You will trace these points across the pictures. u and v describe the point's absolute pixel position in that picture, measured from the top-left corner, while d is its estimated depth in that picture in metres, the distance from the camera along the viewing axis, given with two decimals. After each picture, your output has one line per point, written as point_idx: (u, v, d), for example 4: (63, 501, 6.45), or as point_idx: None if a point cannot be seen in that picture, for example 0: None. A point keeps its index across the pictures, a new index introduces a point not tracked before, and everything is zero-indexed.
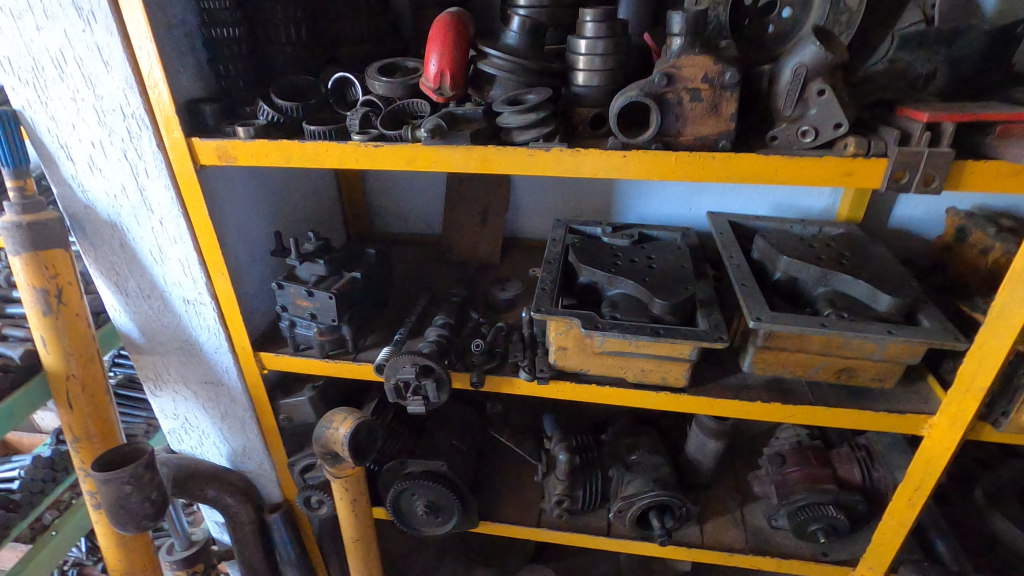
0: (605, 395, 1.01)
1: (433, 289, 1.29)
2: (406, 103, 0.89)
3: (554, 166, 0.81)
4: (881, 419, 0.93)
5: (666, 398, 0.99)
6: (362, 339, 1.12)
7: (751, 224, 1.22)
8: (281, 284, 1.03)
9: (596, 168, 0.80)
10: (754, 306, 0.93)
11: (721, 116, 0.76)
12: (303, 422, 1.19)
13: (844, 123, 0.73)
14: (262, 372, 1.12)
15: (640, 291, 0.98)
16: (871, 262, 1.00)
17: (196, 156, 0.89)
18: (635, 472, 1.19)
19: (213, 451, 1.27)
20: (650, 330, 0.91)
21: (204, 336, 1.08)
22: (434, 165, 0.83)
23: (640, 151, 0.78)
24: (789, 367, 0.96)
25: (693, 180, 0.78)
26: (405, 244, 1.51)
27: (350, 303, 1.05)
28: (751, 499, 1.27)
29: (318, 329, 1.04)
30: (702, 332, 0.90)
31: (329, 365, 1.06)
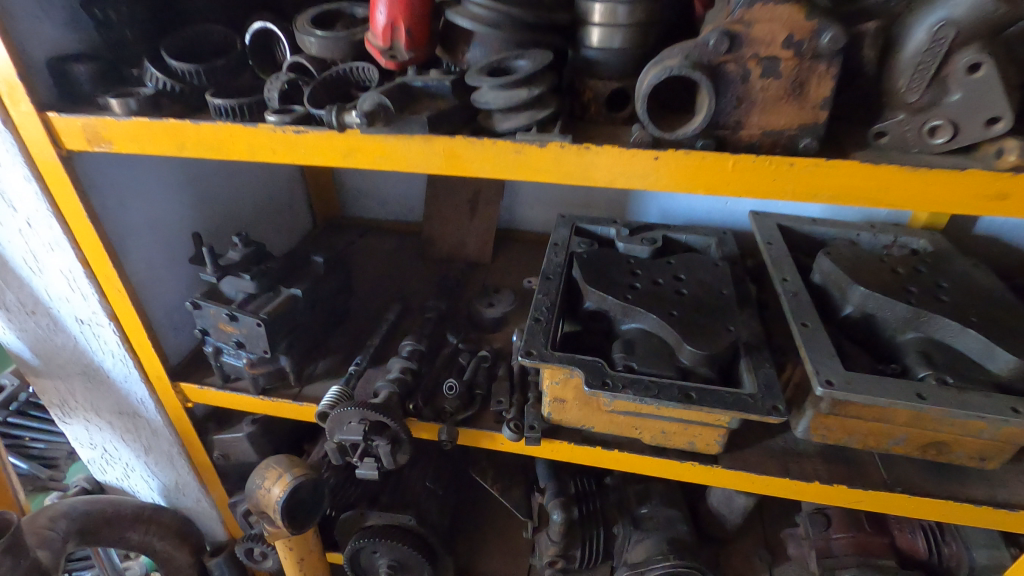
0: (613, 459, 0.78)
1: (406, 298, 1.05)
2: (348, 67, 0.64)
3: (551, 169, 0.55)
4: (981, 512, 0.70)
5: (693, 468, 0.76)
6: (308, 367, 0.89)
7: (807, 230, 0.96)
8: (197, 304, 0.80)
9: (612, 173, 0.54)
10: (821, 361, 0.68)
11: (807, 101, 0.50)
12: (241, 460, 0.97)
13: (1004, 119, 0.46)
14: (187, 405, 0.90)
15: (665, 331, 0.73)
16: (978, 297, 0.74)
17: (57, 137, 0.64)
18: (645, 531, 0.97)
19: (141, 485, 1.06)
20: (677, 390, 0.67)
21: (109, 363, 0.86)
22: (382, 162, 0.58)
23: (678, 151, 0.52)
24: (860, 436, 0.72)
25: (754, 196, 0.53)
26: (380, 234, 1.27)
27: (288, 328, 0.82)
28: (784, 560, 1.05)
29: (247, 361, 0.81)
30: (750, 398, 0.66)
31: (265, 404, 0.85)
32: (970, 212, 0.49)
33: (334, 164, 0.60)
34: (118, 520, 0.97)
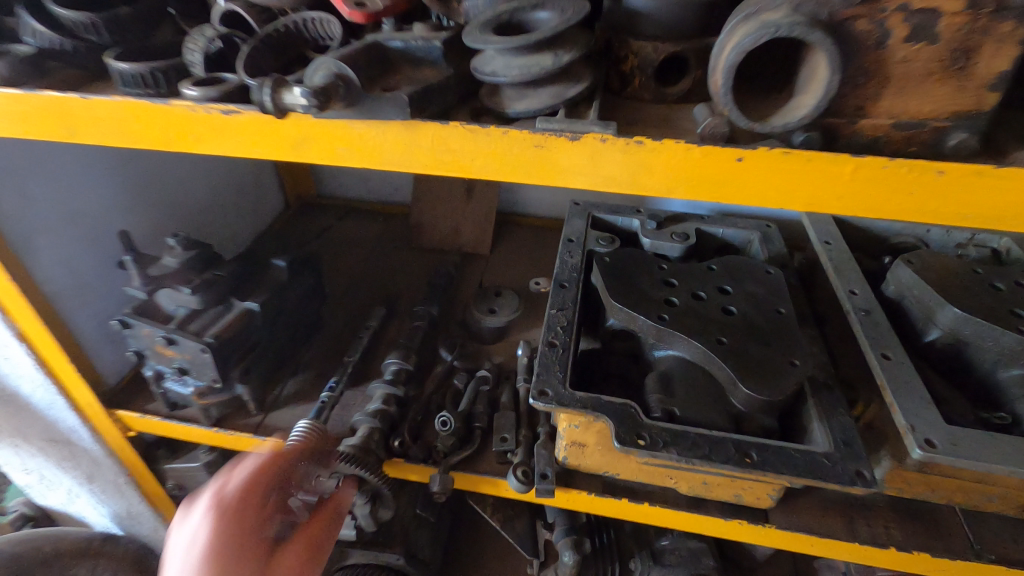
0: (640, 512, 0.64)
1: (391, 299, 0.89)
2: (300, 20, 0.47)
3: (584, 171, 0.39)
4: None
5: (738, 525, 0.63)
6: (272, 390, 0.74)
7: (868, 224, 0.80)
8: (126, 323, 0.63)
9: (671, 179, 0.38)
10: (912, 408, 0.54)
11: (970, 78, 0.34)
12: (200, 491, 0.83)
13: None
14: (128, 434, 0.75)
15: (714, 365, 0.58)
16: None
17: None
18: (666, 568, 0.86)
19: (90, 511, 0.93)
20: (732, 448, 0.53)
21: (29, 389, 0.71)
22: (345, 158, 0.42)
23: (772, 150, 0.36)
24: (946, 493, 0.59)
25: (878, 215, 0.37)
26: (363, 217, 1.10)
27: (244, 350, 0.67)
28: None
29: (195, 390, 0.66)
30: (825, 461, 0.51)
31: (222, 438, 0.69)
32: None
33: (279, 157, 0.43)
34: (59, 558, 0.84)
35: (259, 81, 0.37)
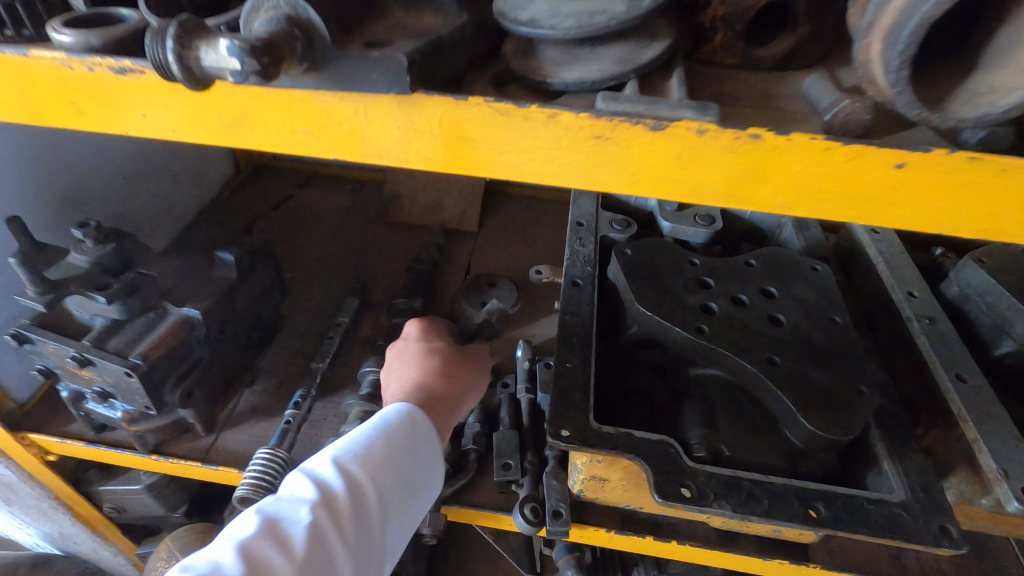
0: (663, 549, 0.56)
1: (366, 286, 0.76)
2: None
3: (666, 175, 0.27)
4: None
5: (773, 564, 0.55)
6: (222, 408, 0.61)
7: None
8: (23, 337, 0.50)
9: (789, 190, 0.26)
10: (996, 446, 0.45)
11: None
12: (144, 513, 0.71)
13: None
14: (47, 458, 0.62)
15: (770, 392, 0.48)
16: None
17: None
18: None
19: (16, 531, 0.80)
20: (797, 500, 0.43)
21: None
22: (307, 146, 0.28)
23: (954, 154, 0.24)
24: (1011, 527, 0.52)
25: None
26: (329, 184, 0.95)
27: (183, 365, 0.54)
28: None
29: (124, 416, 0.54)
30: (906, 515, 0.43)
31: (162, 467, 0.57)
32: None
33: (214, 141, 0.29)
34: None
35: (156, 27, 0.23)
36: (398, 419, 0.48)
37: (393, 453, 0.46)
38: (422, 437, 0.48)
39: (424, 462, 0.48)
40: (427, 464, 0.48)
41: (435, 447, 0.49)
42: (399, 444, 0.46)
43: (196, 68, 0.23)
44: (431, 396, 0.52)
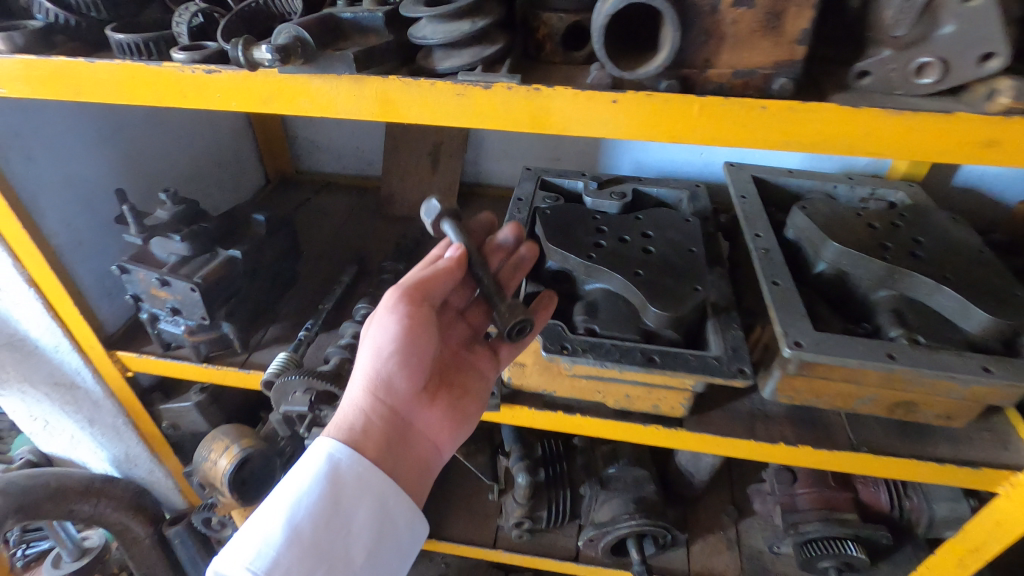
0: (575, 425, 0.75)
1: (363, 258, 0.99)
2: None
3: (499, 115, 0.49)
4: (945, 472, 0.69)
5: (656, 432, 0.74)
6: (254, 335, 0.83)
7: (783, 182, 0.91)
8: (124, 268, 0.73)
9: (564, 120, 0.49)
10: (789, 322, 0.65)
11: (784, 35, 0.44)
12: (192, 430, 0.92)
13: (999, 55, 0.42)
14: (126, 375, 0.84)
15: (631, 292, 0.68)
16: (956, 253, 0.71)
17: None
18: (611, 491, 0.98)
19: (91, 457, 1.02)
20: (641, 355, 0.64)
21: (36, 331, 0.80)
22: (307, 108, 0.51)
23: (639, 93, 0.46)
24: (828, 398, 0.70)
25: (718, 144, 0.48)
26: (338, 190, 1.19)
27: (228, 293, 0.76)
28: (748, 515, 1.07)
29: (185, 328, 0.76)
30: (716, 361, 0.63)
31: (210, 373, 0.79)
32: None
33: (252, 108, 0.52)
34: (64, 495, 0.93)
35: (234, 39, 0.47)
36: (323, 481, 0.58)
37: (321, 521, 0.57)
38: (347, 485, 0.58)
39: (363, 505, 0.59)
40: (366, 501, 0.59)
41: (374, 478, 0.60)
42: (322, 511, 0.57)
43: (248, 58, 0.46)
44: (355, 380, 0.61)
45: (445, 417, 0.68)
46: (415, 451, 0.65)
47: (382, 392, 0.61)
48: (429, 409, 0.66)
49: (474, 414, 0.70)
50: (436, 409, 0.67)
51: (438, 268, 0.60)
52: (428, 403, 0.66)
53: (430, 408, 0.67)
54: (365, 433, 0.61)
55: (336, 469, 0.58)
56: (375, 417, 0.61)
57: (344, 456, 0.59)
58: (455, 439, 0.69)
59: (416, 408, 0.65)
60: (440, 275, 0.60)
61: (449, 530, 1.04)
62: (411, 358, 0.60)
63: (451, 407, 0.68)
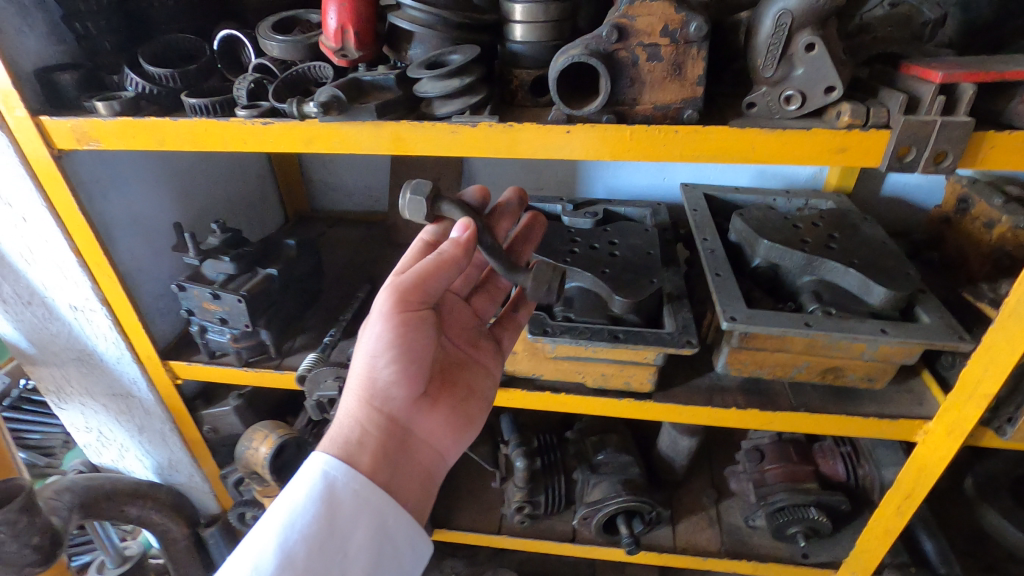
0: (560, 403, 0.90)
1: (375, 278, 1.14)
2: (306, 67, 0.72)
3: (484, 146, 0.66)
4: (871, 424, 0.83)
5: (629, 405, 0.88)
6: (286, 343, 0.97)
7: (730, 197, 1.07)
8: (182, 286, 0.88)
9: (533, 148, 0.65)
10: (728, 302, 0.80)
11: (687, 80, 0.61)
12: (229, 434, 1.05)
13: (837, 87, 0.59)
14: (176, 383, 0.98)
15: (599, 286, 0.84)
16: (865, 244, 0.86)
17: (50, 139, 0.72)
18: (601, 474, 1.10)
19: (137, 465, 1.14)
20: (608, 334, 0.79)
21: (103, 346, 0.94)
22: (338, 147, 0.68)
23: (585, 125, 0.63)
24: (769, 367, 0.84)
25: (648, 159, 0.64)
26: (350, 224, 1.36)
27: (267, 305, 0.91)
28: (728, 495, 1.19)
29: (231, 335, 0.90)
30: (668, 335, 0.77)
31: (248, 375, 0.93)
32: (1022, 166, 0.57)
33: (297, 150, 0.69)
34: (117, 496, 1.05)
35: (292, 99, 0.67)
36: (321, 503, 0.63)
37: (319, 540, 0.62)
38: (340, 503, 0.64)
39: (360, 526, 0.64)
40: (360, 521, 0.64)
41: (370, 496, 0.66)
42: (319, 531, 0.62)
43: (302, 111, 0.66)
44: (351, 386, 0.70)
45: (446, 419, 0.77)
46: (417, 457, 0.73)
47: (375, 397, 0.69)
48: (429, 413, 0.75)
49: (469, 413, 0.79)
50: (437, 412, 0.76)
51: (440, 258, 0.65)
52: (428, 408, 0.75)
53: (427, 413, 0.75)
54: (362, 438, 0.68)
55: (328, 485, 0.65)
56: (371, 423, 0.69)
57: (337, 474, 0.65)
58: (457, 441, 0.78)
59: (415, 414, 0.73)
60: (438, 269, 0.65)
61: (457, 520, 1.15)
62: (404, 359, 0.68)
63: (444, 410, 0.76)
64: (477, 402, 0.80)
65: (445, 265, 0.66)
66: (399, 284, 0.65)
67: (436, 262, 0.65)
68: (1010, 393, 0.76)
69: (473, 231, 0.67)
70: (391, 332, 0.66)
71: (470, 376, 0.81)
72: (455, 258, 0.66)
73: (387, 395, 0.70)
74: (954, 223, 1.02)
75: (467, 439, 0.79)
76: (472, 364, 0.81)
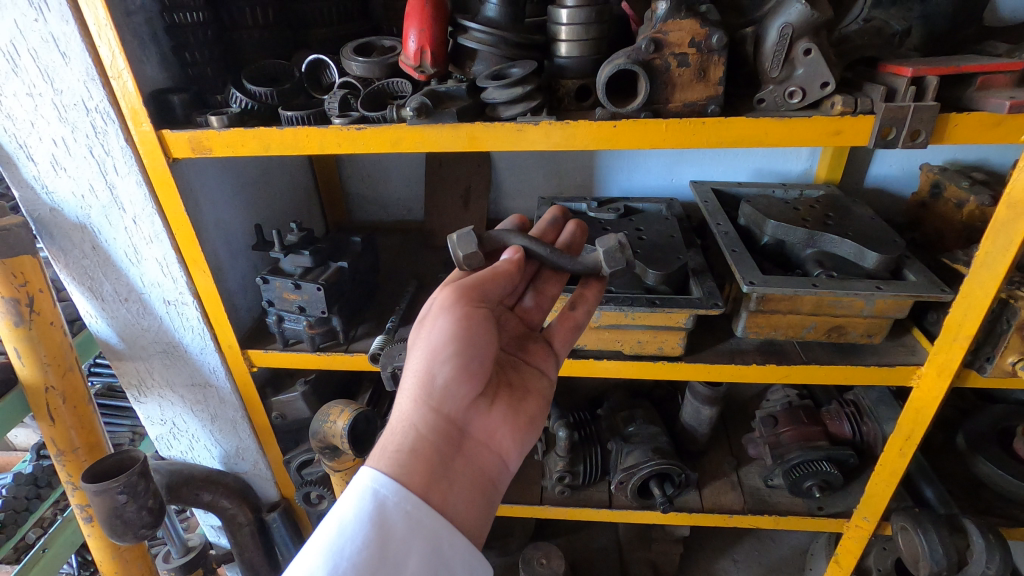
0: (603, 370, 1.02)
1: (421, 275, 1.27)
2: (386, 82, 0.86)
3: (544, 141, 0.79)
4: (872, 373, 0.96)
5: (663, 367, 1.00)
6: (352, 330, 1.09)
7: (734, 190, 1.22)
8: (266, 279, 1.00)
9: (585, 141, 0.79)
10: (746, 271, 0.93)
11: (709, 81, 0.76)
12: (296, 419, 1.15)
13: (831, 82, 0.73)
14: (252, 371, 1.08)
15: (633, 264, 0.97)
16: (855, 221, 1.01)
17: (167, 149, 0.83)
18: (634, 443, 1.21)
19: (205, 455, 1.24)
20: (647, 301, 0.92)
21: (188, 337, 1.04)
22: (420, 146, 0.81)
23: (629, 120, 0.77)
24: (782, 329, 0.97)
25: (681, 147, 0.78)
26: (387, 232, 1.49)
27: (339, 294, 1.03)
28: (746, 462, 1.31)
29: (307, 323, 1.01)
30: (698, 300, 0.91)
31: (321, 358, 1.03)
32: (979, 141, 0.71)
33: (383, 149, 0.82)
34: (193, 481, 1.15)
35: (388, 107, 0.81)
36: (373, 521, 0.61)
37: (371, 563, 0.59)
38: (390, 526, 0.62)
39: (413, 548, 0.61)
40: (413, 546, 0.62)
41: (423, 516, 0.63)
42: (372, 551, 0.60)
43: (394, 115, 0.80)
44: (408, 387, 0.70)
45: (502, 422, 0.75)
46: (476, 461, 0.72)
47: (432, 397, 0.69)
48: (484, 415, 0.74)
49: (530, 414, 0.78)
50: (491, 412, 0.75)
51: (497, 270, 0.73)
52: (484, 410, 0.74)
53: (485, 413, 0.74)
54: (418, 441, 0.68)
55: (379, 504, 0.62)
56: (426, 424, 0.69)
57: (387, 493, 0.63)
58: (516, 444, 0.76)
59: (471, 417, 0.73)
60: (498, 279, 0.72)
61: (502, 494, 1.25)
62: (466, 359, 0.69)
63: (501, 409, 0.76)
64: (533, 402, 0.80)
65: (502, 277, 0.73)
66: (461, 285, 0.72)
67: (489, 269, 0.71)
68: (986, 336, 0.90)
69: (522, 255, 0.76)
70: (453, 331, 0.69)
71: (523, 377, 0.81)
72: (507, 270, 0.73)
73: (446, 398, 0.70)
74: (930, 208, 1.16)
75: (526, 441, 0.77)
76: (524, 365, 0.82)
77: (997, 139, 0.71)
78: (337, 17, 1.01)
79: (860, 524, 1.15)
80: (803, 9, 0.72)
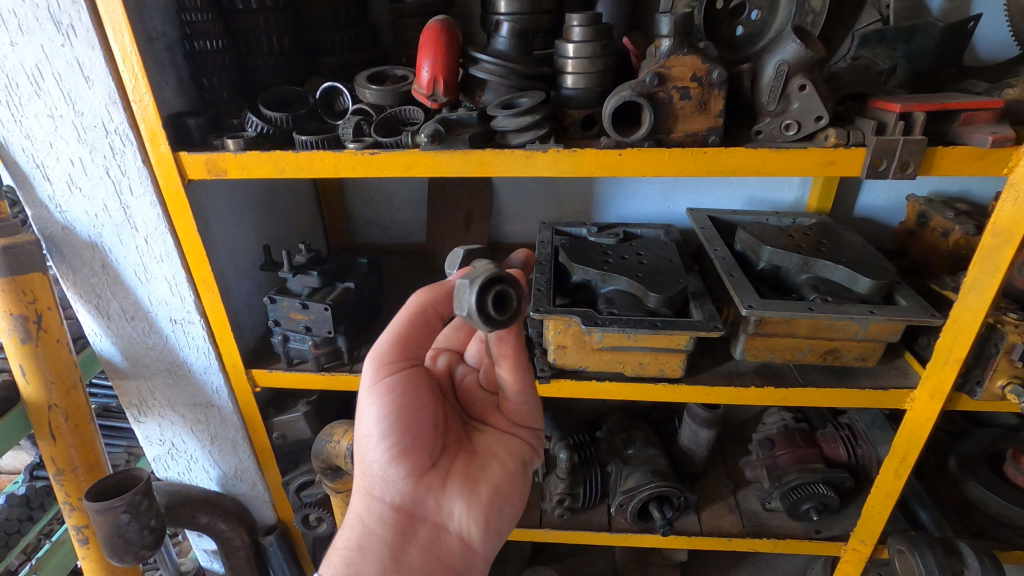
0: (605, 389, 1.03)
1: None
2: (398, 109, 0.89)
3: (550, 168, 0.82)
4: (866, 396, 0.98)
5: (663, 388, 1.03)
6: (356, 350, 1.09)
7: (729, 217, 1.25)
8: (273, 299, 1.02)
9: (591, 168, 0.82)
10: (744, 294, 0.96)
11: (710, 113, 0.80)
12: (297, 439, 1.15)
13: (824, 116, 0.77)
14: (255, 390, 1.08)
15: (635, 287, 1.00)
16: (847, 247, 1.05)
17: (183, 170, 0.85)
18: (633, 466, 1.22)
19: (202, 477, 1.22)
20: (649, 323, 0.94)
21: (193, 356, 1.05)
22: (432, 171, 0.84)
23: (633, 149, 0.80)
24: (779, 351, 1.00)
25: (683, 173, 0.81)
26: (388, 254, 1.51)
27: (345, 313, 1.04)
28: (743, 484, 1.32)
29: (313, 342, 1.01)
30: (699, 322, 0.94)
31: (325, 378, 1.03)
32: (965, 172, 0.75)
33: (396, 173, 0.84)
34: (190, 503, 1.14)
35: (403, 133, 0.83)
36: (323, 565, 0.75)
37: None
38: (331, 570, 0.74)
39: None
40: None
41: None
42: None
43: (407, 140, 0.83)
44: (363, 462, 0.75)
45: (458, 489, 0.76)
46: (438, 534, 0.76)
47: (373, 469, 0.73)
48: (440, 484, 0.76)
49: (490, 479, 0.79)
50: (447, 479, 0.76)
51: (410, 323, 0.73)
52: (436, 484, 0.75)
53: (441, 482, 0.76)
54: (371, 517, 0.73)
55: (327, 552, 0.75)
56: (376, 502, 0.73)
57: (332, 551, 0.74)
58: (480, 513, 0.77)
59: (423, 493, 0.75)
60: (410, 333, 0.73)
61: None
62: (402, 428, 0.71)
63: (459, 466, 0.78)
64: (492, 465, 0.80)
65: (416, 326, 0.73)
66: (380, 353, 0.73)
67: (407, 320, 0.72)
68: (975, 360, 0.93)
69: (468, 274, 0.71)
70: (376, 404, 0.71)
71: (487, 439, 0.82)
72: (421, 318, 0.73)
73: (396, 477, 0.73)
74: (917, 234, 1.20)
75: (493, 507, 0.78)
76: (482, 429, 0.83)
77: (980, 172, 0.75)
78: (347, 45, 1.05)
79: (856, 548, 1.17)
80: (797, 48, 0.77)
